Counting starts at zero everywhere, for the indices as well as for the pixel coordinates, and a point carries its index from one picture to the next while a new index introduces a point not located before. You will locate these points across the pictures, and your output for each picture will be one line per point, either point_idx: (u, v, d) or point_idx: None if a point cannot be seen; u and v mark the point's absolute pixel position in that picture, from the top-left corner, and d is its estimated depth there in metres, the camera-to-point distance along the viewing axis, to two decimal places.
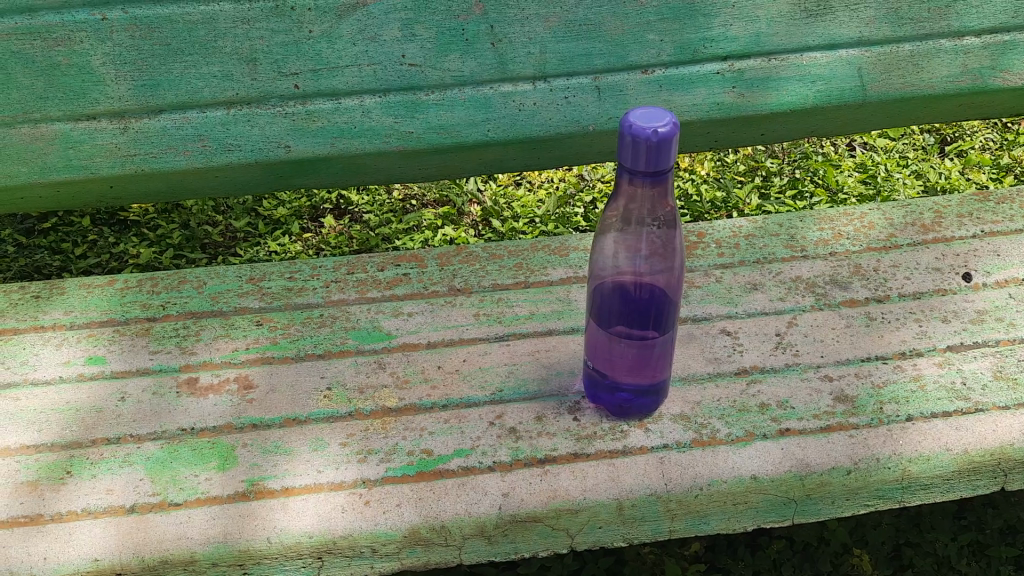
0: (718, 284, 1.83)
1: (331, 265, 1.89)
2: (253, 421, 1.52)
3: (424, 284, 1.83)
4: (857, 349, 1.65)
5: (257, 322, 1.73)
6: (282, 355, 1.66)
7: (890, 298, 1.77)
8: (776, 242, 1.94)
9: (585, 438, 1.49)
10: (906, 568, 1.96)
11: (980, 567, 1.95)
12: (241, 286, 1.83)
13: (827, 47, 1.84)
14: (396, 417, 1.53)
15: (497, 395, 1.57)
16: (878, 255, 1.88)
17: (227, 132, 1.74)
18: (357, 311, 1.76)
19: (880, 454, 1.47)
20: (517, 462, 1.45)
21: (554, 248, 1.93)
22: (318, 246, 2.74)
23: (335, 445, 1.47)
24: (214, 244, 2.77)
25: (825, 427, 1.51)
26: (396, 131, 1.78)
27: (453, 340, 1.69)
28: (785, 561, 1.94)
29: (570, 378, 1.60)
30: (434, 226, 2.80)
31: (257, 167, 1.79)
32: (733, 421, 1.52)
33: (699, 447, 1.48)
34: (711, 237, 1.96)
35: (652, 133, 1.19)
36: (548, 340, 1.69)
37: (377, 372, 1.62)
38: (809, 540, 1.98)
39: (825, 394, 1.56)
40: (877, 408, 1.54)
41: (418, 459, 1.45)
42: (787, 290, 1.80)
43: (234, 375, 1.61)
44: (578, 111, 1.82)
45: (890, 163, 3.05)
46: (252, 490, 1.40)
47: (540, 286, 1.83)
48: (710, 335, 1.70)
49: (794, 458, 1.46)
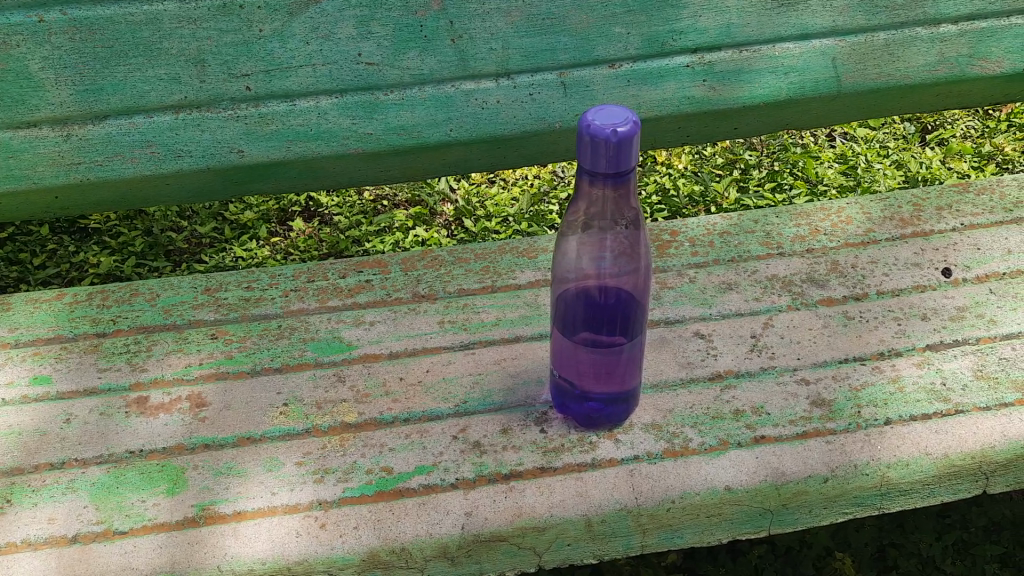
0: (692, 284, 1.77)
1: (291, 273, 1.81)
2: (205, 441, 1.45)
3: (387, 290, 1.76)
4: (834, 350, 1.60)
5: (212, 335, 1.66)
6: (237, 370, 1.58)
7: (868, 296, 1.72)
8: (751, 240, 1.88)
9: (552, 451, 1.42)
10: (891, 569, 1.92)
11: (965, 566, 1.91)
12: (195, 297, 1.75)
13: (801, 37, 1.77)
14: (354, 434, 1.46)
15: (461, 407, 1.50)
16: (856, 251, 1.82)
17: (177, 137, 1.65)
18: (316, 321, 1.69)
19: (858, 460, 1.42)
20: (480, 478, 1.39)
21: (522, 250, 1.87)
22: (286, 250, 2.67)
23: (290, 465, 1.41)
24: (179, 251, 2.71)
25: (802, 433, 1.45)
26: (354, 133, 1.70)
27: (416, 350, 1.62)
28: (766, 566, 1.88)
29: (537, 387, 1.53)
30: (405, 228, 2.73)
31: (209, 173, 1.70)
32: (707, 430, 1.46)
33: (671, 457, 1.42)
34: (684, 235, 1.90)
35: (611, 132, 1.11)
36: (515, 347, 1.62)
37: (336, 386, 1.55)
38: (791, 543, 1.92)
39: (802, 399, 1.51)
40: (854, 412, 1.48)
41: (378, 477, 1.39)
42: (762, 290, 1.74)
43: (186, 393, 1.54)
44: (544, 108, 1.75)
45: (870, 153, 3.00)
46: (202, 516, 1.34)
47: (507, 290, 1.76)
48: (684, 339, 1.63)
49: (769, 467, 1.41)
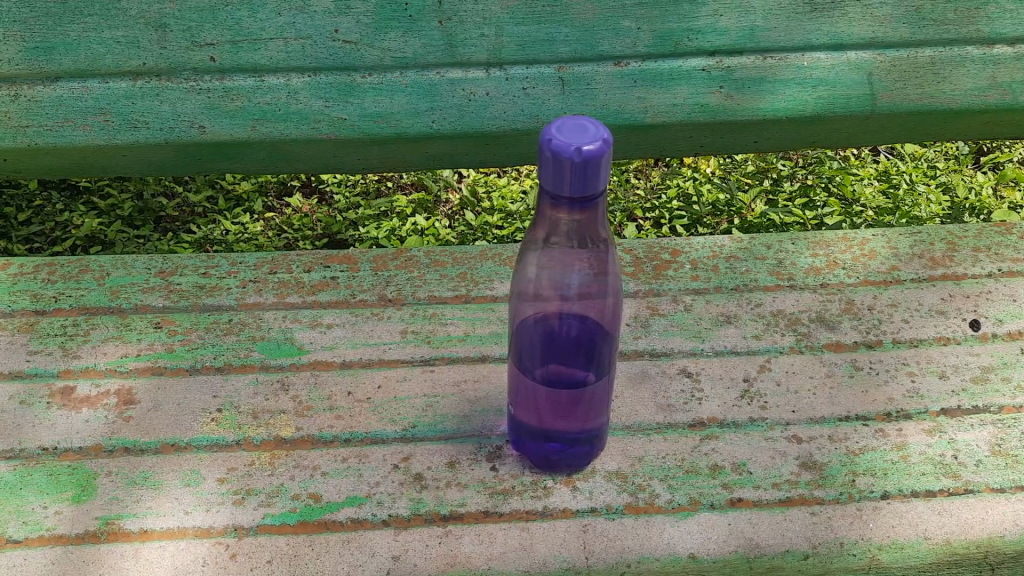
0: (686, 313, 1.59)
1: (253, 261, 1.68)
2: (125, 444, 1.33)
3: (352, 291, 1.62)
4: (835, 406, 1.42)
5: (156, 323, 1.54)
6: (175, 366, 1.46)
7: (882, 344, 1.53)
8: (760, 267, 1.70)
9: (499, 494, 1.28)
10: None
11: None
12: (147, 279, 1.63)
13: (833, 47, 1.58)
14: (287, 451, 1.33)
15: (408, 432, 1.36)
16: (876, 290, 1.64)
17: (133, 107, 1.52)
18: (270, 317, 1.56)
19: (844, 538, 1.24)
20: (416, 517, 1.24)
21: (506, 258, 1.71)
22: (279, 227, 2.53)
23: (210, 481, 1.28)
24: (169, 218, 2.58)
25: (784, 499, 1.28)
26: (327, 117, 1.55)
27: (371, 361, 1.48)
28: None
29: (495, 417, 1.38)
30: (404, 214, 2.58)
31: (168, 147, 1.57)
32: (677, 486, 1.29)
33: (632, 514, 1.26)
34: (686, 255, 1.72)
35: (577, 151, 0.96)
36: (479, 368, 1.47)
37: (277, 394, 1.41)
38: None
39: (789, 459, 1.33)
40: (848, 481, 1.31)
41: (303, 505, 1.25)
42: (764, 327, 1.56)
43: (116, 387, 1.42)
44: (538, 105, 1.58)
45: (915, 174, 2.76)
46: (104, 531, 1.22)
47: (481, 302, 1.61)
48: (668, 376, 1.47)
49: (742, 537, 1.24)
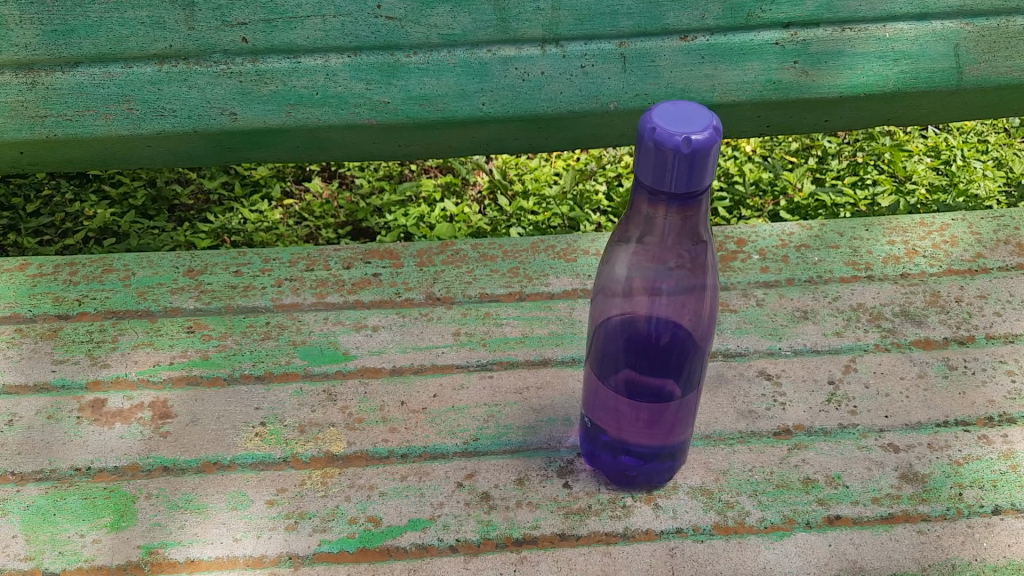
0: (759, 309, 1.48)
1: (287, 258, 1.56)
2: (163, 463, 1.22)
3: (397, 289, 1.51)
4: (931, 410, 1.31)
5: (188, 327, 1.42)
6: (212, 376, 1.34)
7: (974, 340, 1.41)
8: (834, 257, 1.58)
9: (575, 514, 1.17)
10: None
11: None
12: (175, 279, 1.51)
13: (919, 17, 1.45)
14: (340, 469, 1.22)
15: (471, 446, 1.25)
16: (962, 280, 1.52)
17: (159, 93, 1.39)
18: (310, 319, 1.44)
19: (956, 560, 1.13)
20: (487, 542, 1.14)
21: (559, 251, 1.59)
22: (300, 214, 2.41)
23: (259, 504, 1.17)
24: (185, 207, 2.45)
25: (887, 516, 1.17)
26: (368, 100, 1.43)
27: (424, 367, 1.37)
28: None
29: (563, 428, 1.28)
30: (432, 199, 2.46)
31: (196, 137, 1.44)
32: (768, 502, 1.18)
33: (722, 535, 1.15)
34: (753, 245, 1.61)
35: (684, 141, 0.84)
36: (541, 373, 1.36)
37: (324, 406, 1.30)
38: None
39: (888, 470, 1.22)
40: (954, 494, 1.19)
41: (362, 530, 1.14)
42: (845, 323, 1.45)
43: (150, 399, 1.31)
44: (598, 85, 1.45)
45: (967, 148, 2.63)
46: (147, 561, 1.11)
47: (537, 300, 1.50)
48: (746, 380, 1.35)
49: (844, 560, 1.12)
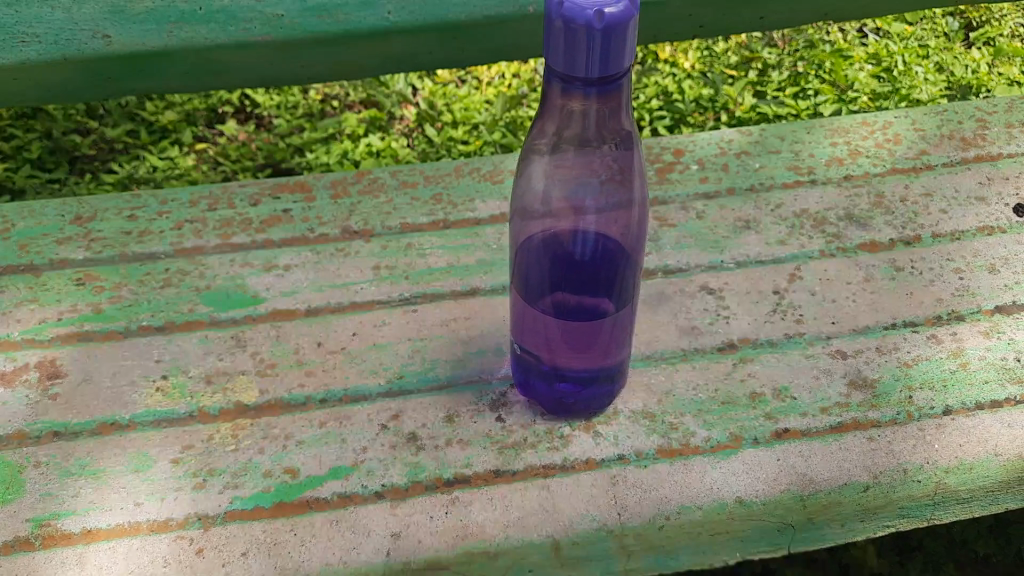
0: (699, 222, 1.39)
1: (187, 198, 1.42)
2: (54, 428, 1.10)
3: (310, 225, 1.39)
4: (879, 313, 1.24)
5: (77, 279, 1.28)
6: (106, 330, 1.22)
7: (920, 240, 1.35)
8: (776, 163, 1.50)
9: (510, 449, 1.08)
10: (912, 548, 1.57)
11: (1000, 546, 1.54)
12: (61, 229, 1.36)
13: None
14: (252, 420, 1.11)
15: (396, 385, 1.16)
16: (906, 179, 1.45)
17: (18, 16, 1.24)
18: (215, 263, 1.32)
19: (907, 464, 1.08)
20: (415, 485, 1.05)
21: (485, 173, 1.48)
22: (215, 159, 2.25)
23: (163, 464, 1.07)
24: (87, 158, 2.27)
25: (837, 426, 1.11)
26: (259, 14, 1.29)
27: (342, 305, 1.26)
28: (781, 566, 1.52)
29: (495, 359, 1.19)
30: (356, 136, 2.31)
31: (66, 66, 1.27)
32: (713, 421, 1.11)
33: (666, 459, 1.08)
34: (691, 155, 1.51)
35: (597, 15, 0.74)
36: (470, 303, 1.27)
37: (233, 353, 1.19)
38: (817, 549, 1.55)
39: (836, 378, 1.16)
40: (904, 399, 1.14)
41: (278, 484, 1.05)
42: (788, 230, 1.37)
43: (37, 360, 1.18)
44: None
45: (908, 53, 2.56)
46: (38, 535, 1.01)
47: (463, 227, 1.39)
48: (687, 296, 1.27)
49: (794, 474, 1.06)
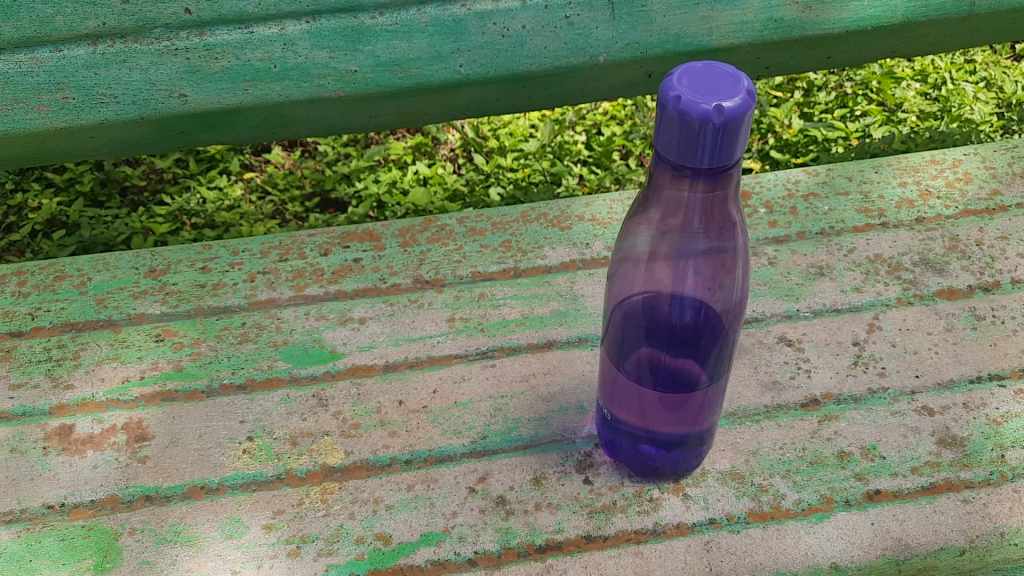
0: (771, 268, 1.38)
1: (257, 248, 1.43)
2: (145, 492, 1.11)
3: (381, 275, 1.39)
4: (963, 366, 1.23)
5: (156, 336, 1.29)
6: (188, 389, 1.23)
7: (1000, 286, 1.34)
8: (845, 205, 1.49)
9: (600, 513, 1.08)
10: None
11: None
12: (137, 282, 1.38)
13: None
14: (339, 483, 1.12)
15: (479, 445, 1.15)
16: (980, 221, 1.44)
17: (97, 78, 1.24)
18: (290, 316, 1.32)
19: (1005, 528, 1.06)
20: (507, 552, 1.05)
21: (552, 219, 1.48)
22: (263, 188, 2.27)
23: (256, 530, 1.07)
24: (138, 188, 2.29)
25: (929, 487, 1.10)
26: (333, 70, 1.29)
27: (420, 360, 1.26)
28: None
29: (576, 417, 1.18)
30: (402, 163, 2.31)
31: (143, 122, 1.31)
32: (803, 483, 1.11)
33: (759, 523, 1.07)
34: (758, 198, 1.50)
35: (713, 110, 0.72)
36: (547, 357, 1.26)
37: (316, 413, 1.19)
38: None
39: (924, 436, 1.15)
40: (996, 457, 1.13)
41: (372, 550, 1.05)
42: (863, 277, 1.36)
43: (123, 421, 1.18)
44: (585, 36, 1.32)
45: (955, 70, 2.54)
46: None
47: (534, 275, 1.39)
48: (767, 348, 1.26)
49: (889, 538, 1.05)
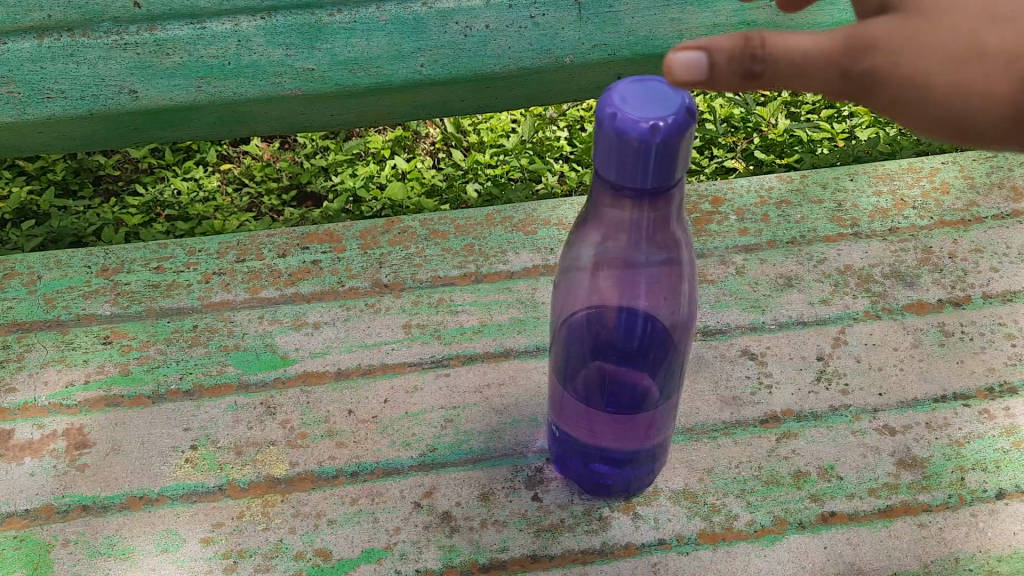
0: (739, 278, 1.35)
1: (215, 248, 1.40)
2: (82, 502, 1.08)
3: (338, 278, 1.36)
4: (929, 384, 1.20)
5: (104, 338, 1.26)
6: (134, 394, 1.20)
7: (971, 300, 1.31)
8: (818, 213, 1.45)
9: (547, 531, 1.05)
10: None
11: None
12: (88, 281, 1.35)
13: None
14: (282, 496, 1.09)
15: (428, 458, 1.13)
16: (954, 233, 1.40)
17: (43, 72, 1.22)
18: (243, 319, 1.29)
19: (960, 553, 1.03)
20: (450, 570, 1.02)
21: (517, 222, 1.45)
22: (239, 180, 2.21)
23: (193, 544, 1.04)
24: (111, 178, 2.25)
25: (885, 510, 1.07)
26: (289, 68, 1.27)
27: (373, 367, 1.23)
28: None
29: (529, 430, 1.15)
30: (381, 157, 2.25)
31: (94, 119, 1.28)
32: (757, 503, 1.08)
33: (709, 545, 1.04)
34: (730, 204, 1.47)
35: (651, 129, 0.69)
36: (503, 367, 1.23)
37: (263, 421, 1.17)
38: None
39: (884, 456, 1.12)
40: (956, 480, 1.10)
41: (310, 567, 1.02)
42: (831, 288, 1.33)
43: (64, 427, 1.16)
44: (550, 37, 1.30)
45: None
46: None
47: (495, 280, 1.36)
48: (729, 362, 1.23)
49: (841, 563, 1.02)
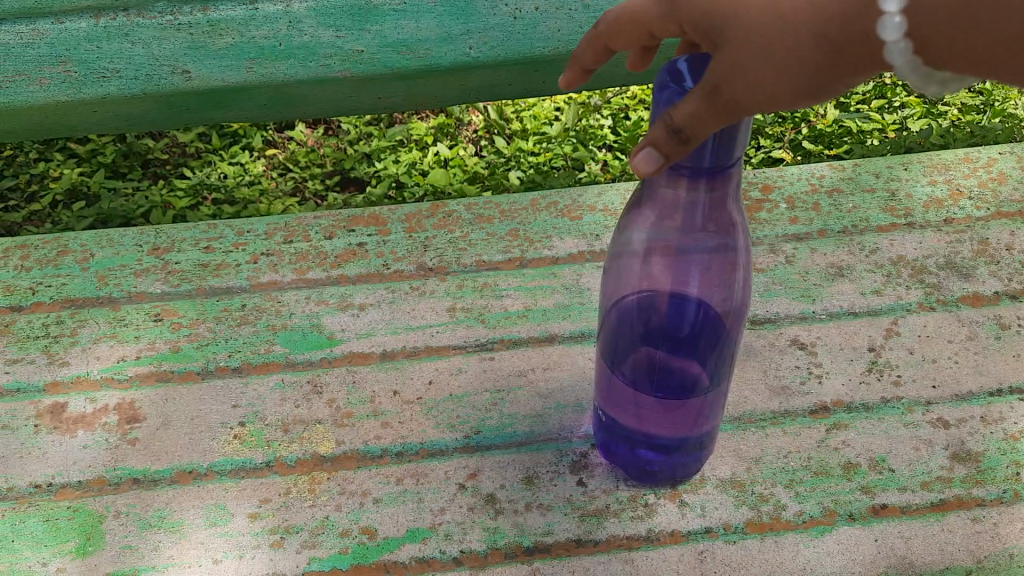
0: (789, 267, 1.33)
1: (263, 229, 1.42)
2: (133, 475, 1.10)
3: (384, 261, 1.36)
4: (985, 377, 1.17)
5: (155, 315, 1.28)
6: (183, 370, 1.21)
7: None
8: (870, 203, 1.42)
9: (592, 516, 1.05)
10: None
11: None
12: (139, 260, 1.37)
13: None
14: (328, 473, 1.10)
15: (473, 440, 1.13)
16: (1012, 224, 1.37)
17: (99, 52, 1.24)
18: (290, 299, 1.30)
19: (1016, 550, 1.00)
20: (494, 552, 1.02)
21: (562, 208, 1.44)
22: (283, 164, 2.23)
23: (241, 518, 1.05)
24: (159, 162, 2.28)
25: (938, 504, 1.05)
26: (339, 50, 1.27)
27: (418, 349, 1.24)
28: None
29: (574, 415, 1.15)
30: (423, 144, 2.26)
31: (149, 99, 1.31)
32: (806, 493, 1.06)
33: (757, 534, 1.03)
34: (780, 192, 1.45)
35: None
36: (548, 352, 1.23)
37: (310, 400, 1.17)
38: None
39: (938, 449, 1.10)
40: (1012, 475, 1.07)
41: (356, 544, 1.03)
42: (884, 279, 1.30)
43: (116, 401, 1.18)
44: None
45: None
46: None
47: (540, 265, 1.35)
48: (778, 351, 1.21)
49: (893, 555, 1.00)
